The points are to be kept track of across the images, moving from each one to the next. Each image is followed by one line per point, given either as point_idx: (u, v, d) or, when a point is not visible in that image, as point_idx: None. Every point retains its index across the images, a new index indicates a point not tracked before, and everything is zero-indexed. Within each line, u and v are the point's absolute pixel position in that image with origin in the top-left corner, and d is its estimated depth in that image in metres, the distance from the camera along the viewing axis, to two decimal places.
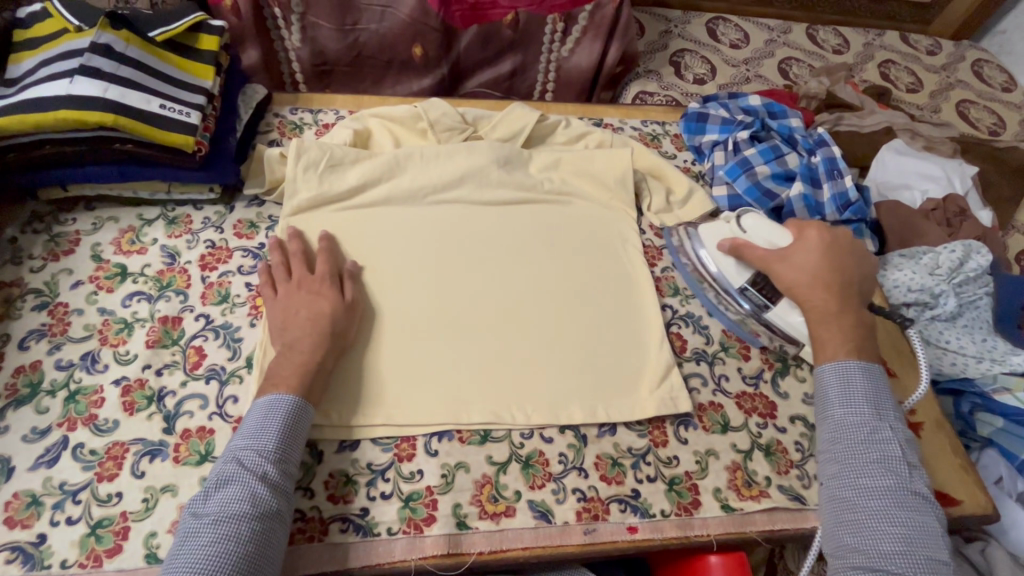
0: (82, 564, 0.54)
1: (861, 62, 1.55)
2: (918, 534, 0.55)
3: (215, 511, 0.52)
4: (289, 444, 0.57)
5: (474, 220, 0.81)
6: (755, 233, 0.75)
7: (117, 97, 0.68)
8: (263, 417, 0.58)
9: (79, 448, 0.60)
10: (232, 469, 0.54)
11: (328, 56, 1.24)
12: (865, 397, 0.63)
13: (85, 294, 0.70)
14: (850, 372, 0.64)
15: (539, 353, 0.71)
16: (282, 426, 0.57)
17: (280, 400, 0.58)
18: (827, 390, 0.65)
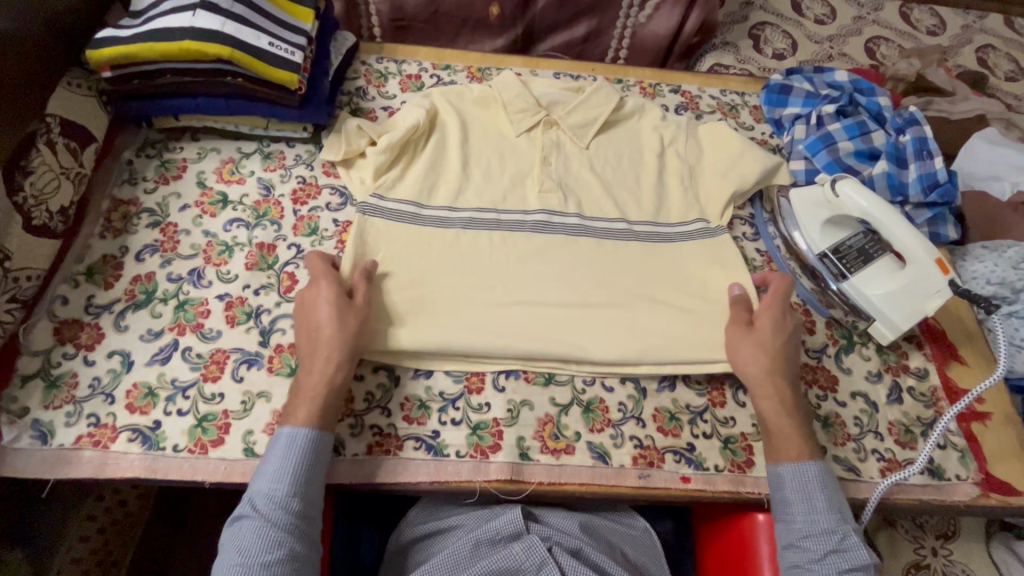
0: (191, 449, 0.61)
1: (956, 46, 1.45)
2: None
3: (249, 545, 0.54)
4: (313, 473, 0.58)
5: (507, 212, 0.79)
6: (850, 199, 0.74)
7: (232, 32, 0.73)
8: (277, 456, 0.57)
9: (188, 351, 0.67)
10: (247, 509, 0.56)
11: (407, 11, 1.26)
12: (826, 498, 0.61)
13: (192, 216, 0.77)
14: (807, 471, 0.62)
15: (582, 340, 0.69)
16: (293, 466, 0.57)
17: (296, 436, 0.58)
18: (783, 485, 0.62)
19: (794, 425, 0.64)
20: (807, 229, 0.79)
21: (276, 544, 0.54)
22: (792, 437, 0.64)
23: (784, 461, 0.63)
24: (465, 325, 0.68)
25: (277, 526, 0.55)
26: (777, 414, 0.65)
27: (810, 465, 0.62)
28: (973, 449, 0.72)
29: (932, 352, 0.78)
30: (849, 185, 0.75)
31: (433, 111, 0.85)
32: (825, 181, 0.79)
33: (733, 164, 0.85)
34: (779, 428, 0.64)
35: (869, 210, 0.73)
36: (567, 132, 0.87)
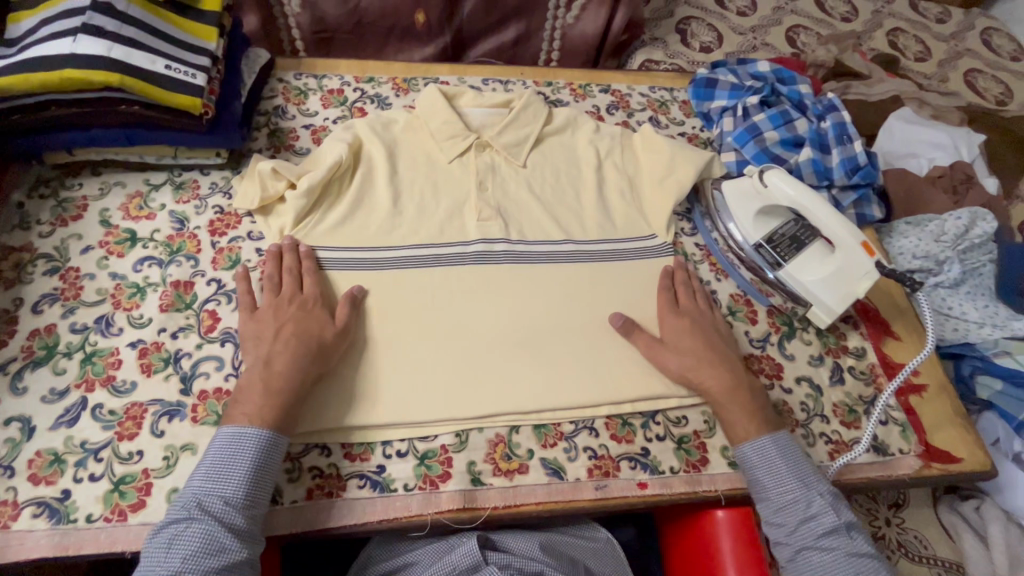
0: (108, 518, 0.56)
1: (869, 30, 1.52)
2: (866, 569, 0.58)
3: (188, 551, 0.50)
4: (263, 467, 0.55)
5: (446, 247, 0.76)
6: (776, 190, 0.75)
7: (122, 57, 0.67)
8: (220, 452, 0.55)
9: (98, 408, 0.61)
10: (198, 511, 0.51)
11: (328, 22, 1.21)
12: (793, 470, 0.62)
13: (96, 259, 0.70)
14: (764, 448, 0.63)
15: (527, 379, 0.67)
16: (248, 461, 0.54)
17: (242, 428, 0.56)
18: (758, 469, 0.63)
19: (743, 406, 0.65)
20: (742, 220, 0.80)
21: (221, 543, 0.50)
22: (739, 417, 0.65)
23: (746, 443, 0.64)
24: (409, 380, 0.65)
25: (222, 527, 0.51)
26: (721, 397, 0.66)
27: (767, 439, 0.63)
28: (912, 422, 0.75)
29: (867, 330, 0.81)
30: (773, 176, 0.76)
31: (357, 144, 0.82)
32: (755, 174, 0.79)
33: (668, 169, 0.85)
34: (729, 412, 0.65)
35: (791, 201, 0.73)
36: (501, 152, 0.85)
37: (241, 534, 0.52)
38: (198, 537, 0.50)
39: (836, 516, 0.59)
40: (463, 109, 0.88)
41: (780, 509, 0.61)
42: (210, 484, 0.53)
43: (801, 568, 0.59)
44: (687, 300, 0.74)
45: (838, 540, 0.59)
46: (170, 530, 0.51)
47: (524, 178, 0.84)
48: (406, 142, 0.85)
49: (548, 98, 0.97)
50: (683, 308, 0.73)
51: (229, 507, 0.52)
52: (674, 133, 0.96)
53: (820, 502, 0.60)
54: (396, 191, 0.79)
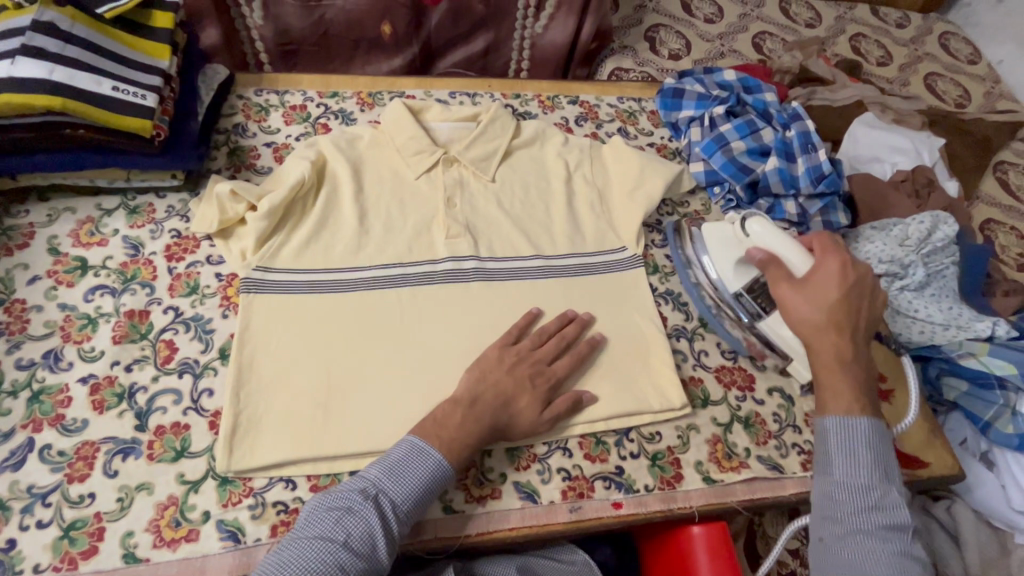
0: (57, 567, 0.53)
1: (832, 36, 1.55)
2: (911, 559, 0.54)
3: (325, 533, 0.51)
4: (435, 487, 0.56)
5: (414, 266, 0.74)
6: (761, 238, 0.69)
7: (64, 79, 0.64)
8: (404, 458, 0.56)
9: (46, 450, 0.58)
10: (357, 500, 0.53)
11: (293, 34, 1.19)
12: (873, 455, 0.58)
13: (44, 289, 0.67)
14: (857, 428, 0.58)
15: None
16: (415, 474, 0.55)
17: (429, 446, 0.57)
18: (845, 436, 0.58)
19: (852, 384, 0.61)
20: (726, 274, 0.74)
21: (374, 542, 0.52)
22: (848, 392, 0.60)
23: (828, 414, 0.60)
24: (374, 408, 0.63)
25: (383, 528, 0.52)
26: (830, 365, 0.62)
27: (864, 421, 0.59)
28: None
29: None
30: (758, 229, 0.70)
31: (321, 162, 0.80)
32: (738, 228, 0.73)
33: (637, 181, 0.85)
34: (834, 379, 0.61)
35: (791, 254, 0.66)
36: (469, 167, 0.83)
37: (392, 540, 0.53)
38: (361, 528, 0.52)
39: (900, 508, 0.56)
40: (430, 124, 0.87)
41: (845, 478, 0.57)
42: (386, 481, 0.55)
43: (842, 534, 0.56)
44: (860, 268, 0.66)
45: (894, 524, 0.55)
46: (318, 513, 0.53)
47: (493, 193, 0.83)
48: (372, 158, 0.83)
49: (517, 110, 0.96)
50: (845, 267, 0.65)
51: (393, 512, 0.54)
52: (643, 144, 0.96)
53: (892, 492, 0.56)
54: (361, 210, 0.78)
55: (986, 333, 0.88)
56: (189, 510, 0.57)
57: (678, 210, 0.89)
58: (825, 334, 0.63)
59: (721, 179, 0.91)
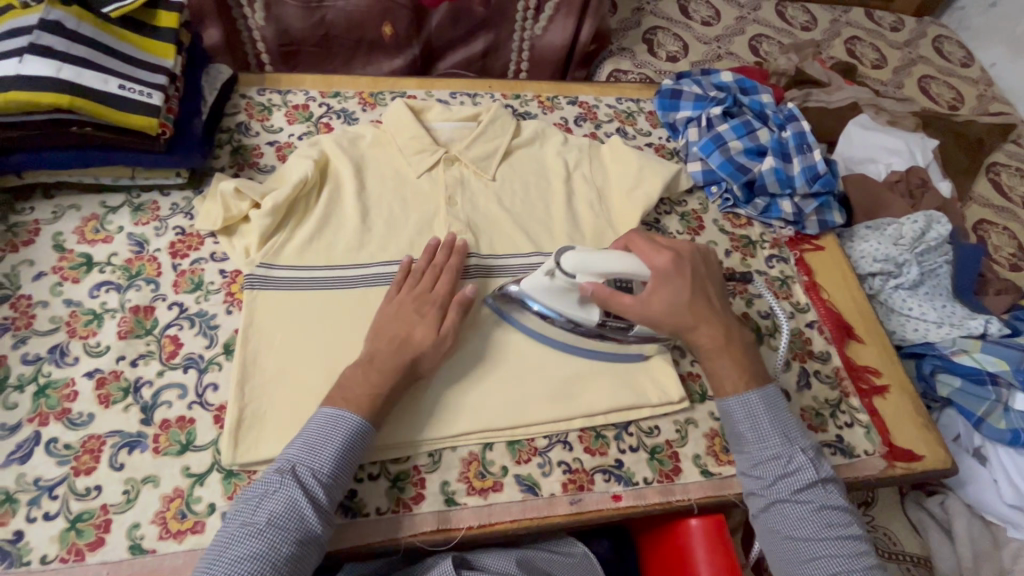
0: (64, 558, 0.54)
1: (828, 39, 1.57)
2: (832, 518, 0.58)
3: (251, 517, 0.51)
4: (354, 448, 0.56)
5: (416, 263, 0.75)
6: (588, 271, 0.63)
7: (71, 77, 0.65)
8: (318, 428, 0.56)
9: (52, 443, 0.59)
10: (278, 478, 0.53)
11: (294, 35, 1.20)
12: (779, 438, 0.62)
13: (49, 285, 0.68)
14: (750, 403, 0.64)
15: (499, 394, 0.67)
16: (330, 441, 0.55)
17: (341, 412, 0.57)
18: (744, 425, 0.63)
19: (734, 360, 0.66)
20: (571, 313, 0.67)
21: (303, 514, 0.52)
22: (729, 372, 0.65)
23: (731, 397, 0.65)
24: None
25: (307, 497, 0.52)
26: (715, 350, 0.66)
27: (754, 395, 0.64)
28: (876, 424, 0.76)
29: (832, 334, 0.83)
30: (574, 265, 0.63)
31: (323, 161, 0.81)
32: (548, 268, 0.66)
33: (636, 181, 0.86)
34: (718, 364, 0.66)
35: (627, 265, 0.64)
36: (469, 166, 0.85)
37: (325, 508, 0.53)
38: (286, 503, 0.52)
39: (815, 473, 0.60)
40: (431, 124, 0.88)
41: (762, 463, 0.62)
42: (303, 454, 0.55)
43: (779, 519, 0.60)
44: (688, 258, 0.69)
45: (817, 493, 0.59)
46: (242, 502, 0.53)
47: (493, 191, 0.84)
48: (373, 157, 0.84)
49: (516, 110, 0.97)
50: (678, 259, 0.67)
51: (317, 481, 0.54)
52: (641, 144, 0.97)
53: (801, 458, 0.61)
54: (364, 208, 0.79)
55: (978, 330, 0.89)
56: (194, 502, 0.57)
57: (676, 209, 0.90)
58: (704, 325, 0.66)
59: (718, 178, 0.92)
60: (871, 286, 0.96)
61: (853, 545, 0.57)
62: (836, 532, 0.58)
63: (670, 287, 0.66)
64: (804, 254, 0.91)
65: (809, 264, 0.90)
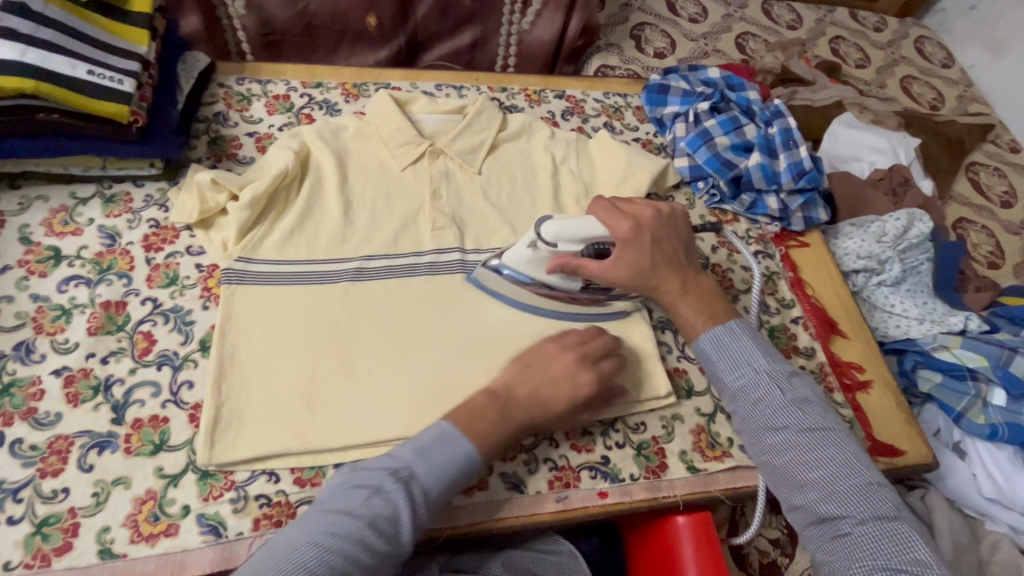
0: (29, 564, 0.51)
1: (813, 38, 1.58)
2: (820, 441, 0.58)
3: (313, 535, 0.48)
4: (468, 467, 0.56)
5: (398, 257, 0.74)
6: (568, 239, 0.66)
7: (37, 61, 0.62)
8: (440, 440, 0.55)
9: (17, 444, 0.56)
10: (363, 491, 0.51)
11: (276, 25, 1.17)
12: (752, 361, 0.63)
13: (15, 279, 0.65)
14: (722, 337, 0.65)
15: None
16: (443, 458, 0.54)
17: (457, 428, 0.56)
18: (712, 361, 0.65)
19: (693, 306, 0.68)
20: (553, 283, 0.70)
21: (391, 530, 0.50)
22: (689, 317, 0.68)
23: (701, 334, 0.67)
24: (366, 399, 0.63)
25: (393, 514, 0.51)
26: (673, 299, 0.68)
27: (719, 330, 0.66)
28: (859, 419, 0.77)
29: (816, 330, 0.83)
30: (553, 234, 0.66)
31: (304, 153, 0.79)
32: (530, 240, 0.67)
33: (623, 176, 0.86)
34: (680, 312, 0.68)
35: (595, 230, 0.67)
36: (455, 159, 0.83)
37: (418, 525, 0.52)
38: (378, 517, 0.50)
39: (784, 394, 0.61)
40: (416, 116, 0.86)
41: (736, 397, 0.64)
42: (422, 466, 0.54)
43: (763, 450, 0.61)
44: (649, 222, 0.70)
45: (793, 417, 0.60)
46: (318, 513, 0.50)
47: (479, 185, 0.82)
48: (357, 149, 0.82)
49: (503, 104, 0.96)
50: (638, 227, 0.69)
51: (422, 497, 0.53)
52: (629, 139, 0.97)
53: (767, 383, 0.62)
54: (346, 201, 0.77)
55: (958, 327, 0.91)
56: (168, 505, 0.55)
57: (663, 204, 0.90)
58: (659, 279, 0.68)
59: (705, 174, 0.92)
60: (855, 283, 0.96)
61: (842, 461, 0.57)
62: (817, 452, 0.58)
63: (628, 245, 0.67)
64: (789, 250, 0.91)
65: (794, 260, 0.91)
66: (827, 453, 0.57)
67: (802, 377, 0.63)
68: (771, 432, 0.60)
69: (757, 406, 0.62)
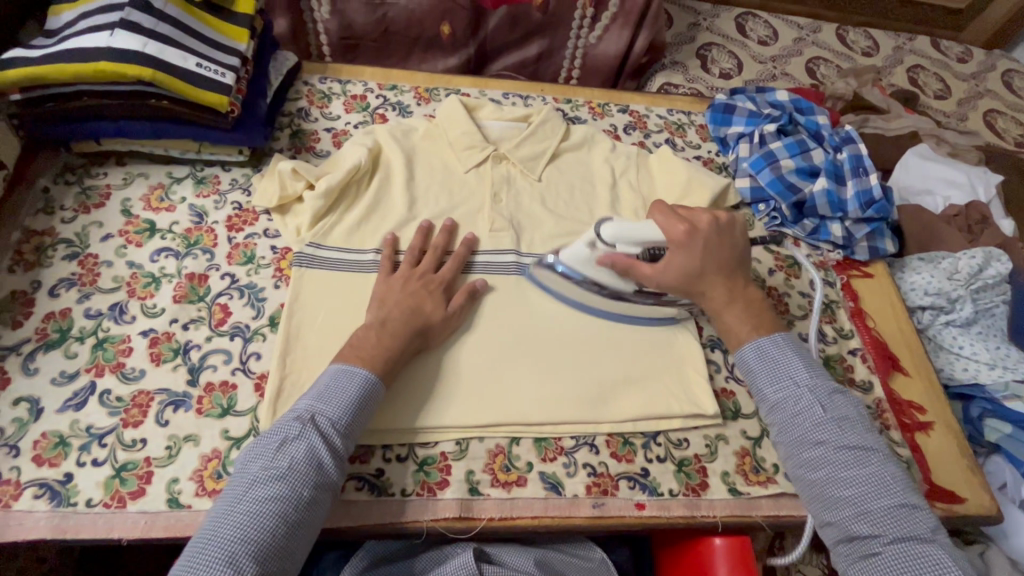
0: (107, 503, 0.56)
1: (889, 66, 1.53)
2: (858, 461, 0.56)
3: (253, 476, 0.51)
4: (366, 403, 0.58)
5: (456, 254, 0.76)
6: (624, 241, 0.67)
7: (155, 52, 0.69)
8: (334, 381, 0.58)
9: (106, 394, 0.62)
10: (297, 424, 0.54)
11: (356, 30, 1.24)
12: (794, 374, 0.62)
13: (115, 247, 0.72)
14: (764, 348, 0.64)
15: (534, 392, 0.67)
16: (347, 395, 0.57)
17: (351, 365, 0.59)
18: (753, 372, 0.64)
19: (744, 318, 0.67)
20: (606, 281, 0.70)
21: (315, 460, 0.53)
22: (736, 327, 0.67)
23: (744, 344, 0.66)
24: (418, 386, 0.66)
25: (323, 443, 0.54)
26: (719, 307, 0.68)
27: (764, 340, 0.65)
28: (917, 460, 0.74)
29: (875, 364, 0.80)
30: (613, 235, 0.67)
31: (376, 150, 0.83)
32: (589, 238, 0.69)
33: (684, 191, 0.86)
34: (725, 320, 0.68)
35: (651, 234, 0.67)
36: (517, 165, 0.86)
37: (336, 455, 0.54)
38: (303, 447, 0.53)
39: (825, 410, 0.59)
40: (482, 121, 0.89)
41: (775, 408, 0.62)
42: (320, 403, 0.56)
43: (799, 465, 0.59)
44: (705, 229, 0.67)
45: (833, 434, 0.58)
46: (257, 448, 0.54)
47: (538, 192, 0.85)
48: (424, 149, 0.86)
49: (567, 114, 0.98)
50: (694, 231, 0.67)
51: (334, 429, 0.55)
52: (690, 156, 0.97)
53: (808, 398, 0.61)
54: (411, 198, 0.80)
55: None
56: (230, 465, 0.59)
57: None
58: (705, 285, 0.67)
59: (767, 196, 0.91)
60: (920, 320, 0.92)
61: (878, 481, 0.55)
62: (852, 472, 0.56)
63: (680, 246, 0.66)
64: (851, 279, 0.89)
65: (855, 290, 0.88)
66: (864, 475, 0.56)
67: (846, 395, 0.61)
68: (807, 446, 0.59)
69: (796, 421, 0.60)
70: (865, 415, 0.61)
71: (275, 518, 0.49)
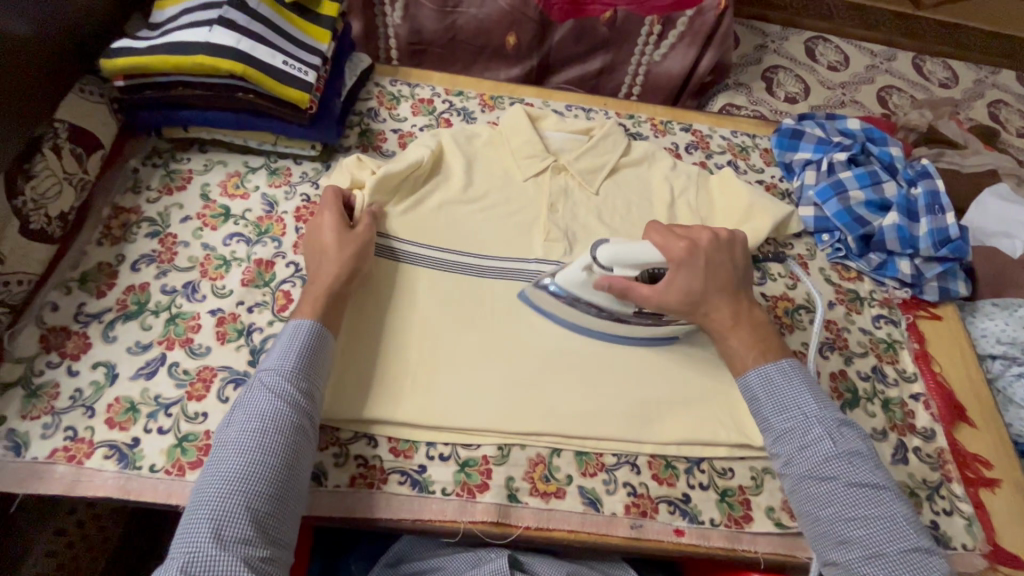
0: (168, 470, 0.59)
1: (969, 99, 1.46)
2: (870, 500, 0.55)
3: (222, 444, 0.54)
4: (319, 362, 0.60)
5: (511, 261, 0.77)
6: (622, 264, 0.64)
7: (247, 49, 0.73)
8: (284, 343, 0.60)
9: (174, 366, 0.65)
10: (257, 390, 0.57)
11: (424, 35, 1.27)
12: (801, 403, 0.61)
13: (192, 228, 0.76)
14: (770, 375, 0.63)
15: (577, 405, 0.67)
16: (301, 355, 0.59)
17: (301, 326, 0.61)
18: (758, 399, 0.63)
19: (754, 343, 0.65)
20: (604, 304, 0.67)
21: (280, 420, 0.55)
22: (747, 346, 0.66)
23: (749, 369, 0.64)
24: (461, 387, 0.66)
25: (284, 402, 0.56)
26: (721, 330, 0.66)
27: (771, 367, 0.63)
28: (979, 517, 0.69)
29: (940, 412, 0.76)
30: (610, 258, 0.63)
31: (440, 152, 0.85)
32: (585, 262, 0.65)
33: (744, 216, 0.84)
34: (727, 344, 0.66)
35: (650, 256, 0.64)
36: (575, 177, 0.86)
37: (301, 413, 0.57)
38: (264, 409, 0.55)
39: (836, 444, 0.58)
40: (545, 132, 0.90)
41: (781, 439, 0.61)
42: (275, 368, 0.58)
43: (806, 499, 0.58)
44: (705, 245, 0.67)
45: (844, 469, 0.57)
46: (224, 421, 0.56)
47: (595, 205, 0.84)
48: (485, 155, 0.87)
49: (628, 130, 0.98)
50: (694, 247, 0.66)
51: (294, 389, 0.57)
52: (752, 180, 0.95)
53: (818, 430, 0.59)
54: (470, 203, 0.82)
55: None
56: None
57: (781, 250, 0.87)
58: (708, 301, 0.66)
59: (832, 227, 0.88)
60: (989, 369, 0.87)
61: (894, 524, 0.54)
62: (866, 511, 0.55)
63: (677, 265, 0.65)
64: (918, 320, 0.85)
65: (921, 331, 0.84)
66: (879, 517, 0.54)
67: (854, 427, 0.60)
68: (816, 478, 0.57)
69: (803, 453, 0.59)
70: (874, 449, 0.59)
71: (253, 474, 0.51)
